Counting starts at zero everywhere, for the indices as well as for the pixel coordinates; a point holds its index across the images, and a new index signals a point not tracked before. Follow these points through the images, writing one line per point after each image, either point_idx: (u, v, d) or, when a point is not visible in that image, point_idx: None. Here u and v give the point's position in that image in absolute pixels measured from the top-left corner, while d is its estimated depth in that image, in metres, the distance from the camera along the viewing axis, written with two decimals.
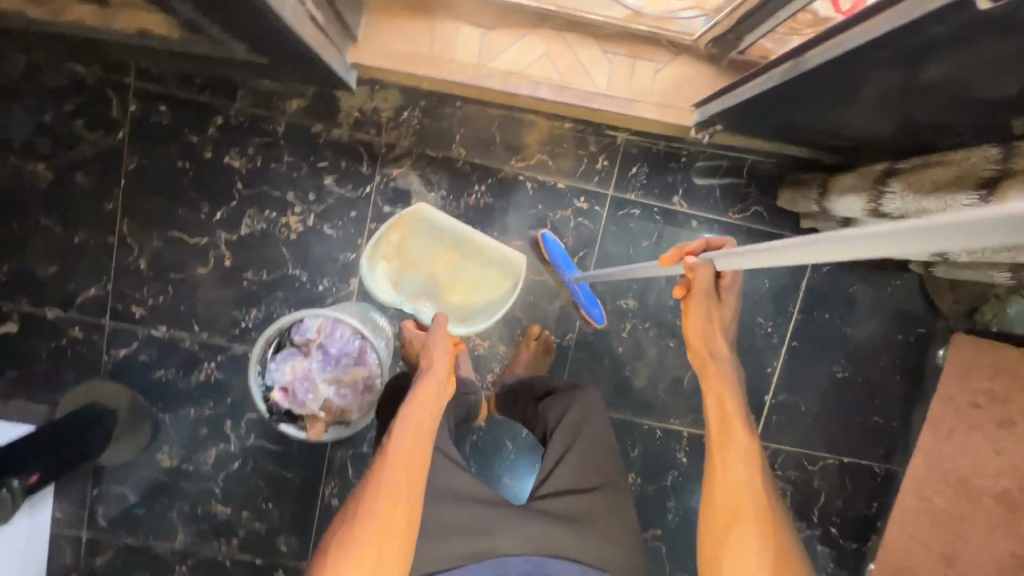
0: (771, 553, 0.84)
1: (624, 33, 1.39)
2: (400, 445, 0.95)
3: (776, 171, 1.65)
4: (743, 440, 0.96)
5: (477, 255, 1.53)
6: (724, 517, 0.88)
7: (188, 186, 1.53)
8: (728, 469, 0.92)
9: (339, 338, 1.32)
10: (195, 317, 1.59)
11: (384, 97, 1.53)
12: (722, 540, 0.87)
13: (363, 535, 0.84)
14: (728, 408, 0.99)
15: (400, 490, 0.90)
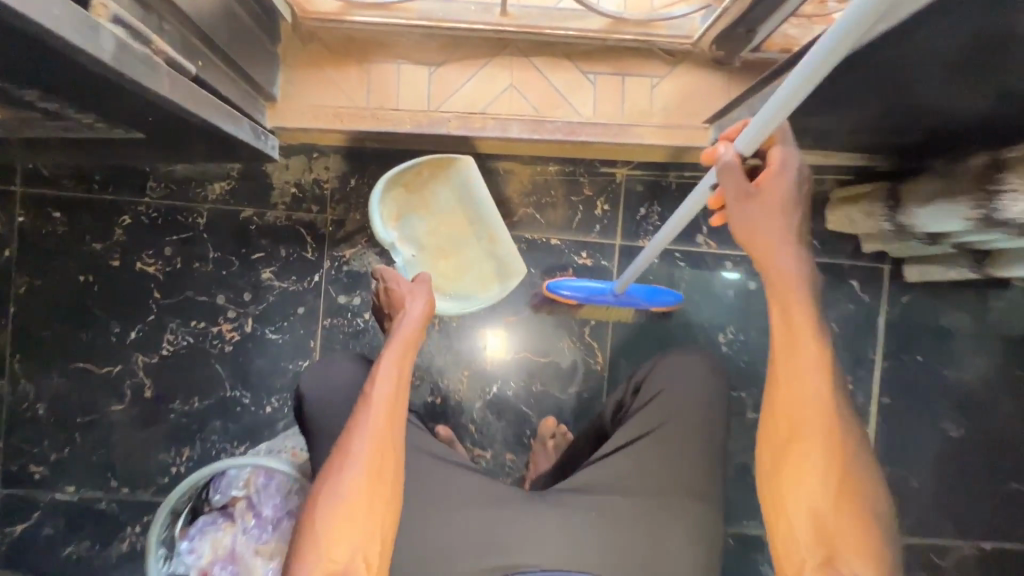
0: (835, 479, 0.74)
1: (604, 49, 1.12)
2: (370, 429, 0.80)
3: (818, 189, 1.32)
4: (814, 346, 0.76)
5: (488, 228, 1.11)
6: (784, 433, 0.76)
7: (94, 305, 1.23)
8: (788, 380, 0.76)
9: (276, 493, 0.94)
10: (110, 469, 1.24)
11: (325, 165, 1.25)
12: (782, 463, 0.76)
13: (336, 535, 0.74)
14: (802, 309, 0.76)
15: (374, 481, 0.77)
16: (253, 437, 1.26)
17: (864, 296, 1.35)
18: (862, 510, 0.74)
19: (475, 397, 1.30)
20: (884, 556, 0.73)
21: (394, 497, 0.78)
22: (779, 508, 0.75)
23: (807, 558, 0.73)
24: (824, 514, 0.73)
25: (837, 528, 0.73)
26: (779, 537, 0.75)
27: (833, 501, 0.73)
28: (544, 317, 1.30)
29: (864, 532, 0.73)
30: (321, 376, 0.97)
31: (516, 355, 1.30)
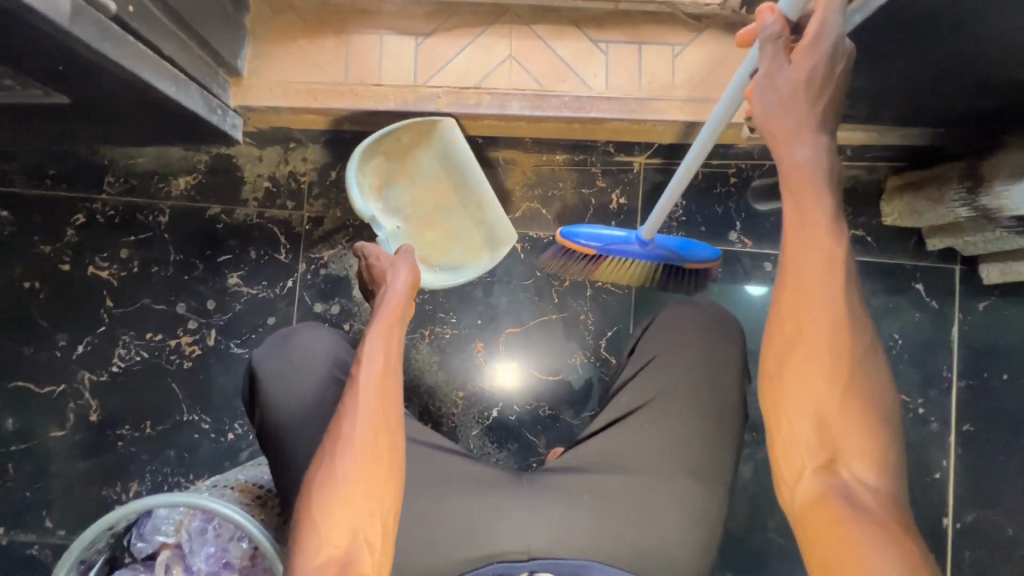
0: (837, 370, 0.53)
1: (616, 15, 0.98)
2: (369, 387, 0.68)
3: (869, 177, 1.14)
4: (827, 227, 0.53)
5: (476, 196, 0.98)
6: (789, 328, 0.54)
7: (39, 315, 1.09)
8: (807, 277, 0.54)
9: (214, 542, 0.75)
10: (45, 507, 1.06)
11: (303, 156, 1.11)
12: (782, 364, 0.54)
13: (339, 517, 0.59)
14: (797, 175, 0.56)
15: (380, 452, 0.64)
16: (211, 470, 1.07)
17: (931, 303, 1.14)
18: (873, 396, 0.53)
19: (472, 423, 1.10)
20: (899, 462, 0.53)
21: (400, 472, 0.65)
22: (773, 415, 0.55)
23: (806, 461, 0.53)
24: (835, 418, 0.52)
25: (846, 428, 0.52)
26: (776, 444, 0.55)
27: (840, 399, 0.52)
28: (553, 327, 1.11)
29: (876, 438, 0.52)
30: (286, 354, 0.83)
31: (520, 373, 1.11)
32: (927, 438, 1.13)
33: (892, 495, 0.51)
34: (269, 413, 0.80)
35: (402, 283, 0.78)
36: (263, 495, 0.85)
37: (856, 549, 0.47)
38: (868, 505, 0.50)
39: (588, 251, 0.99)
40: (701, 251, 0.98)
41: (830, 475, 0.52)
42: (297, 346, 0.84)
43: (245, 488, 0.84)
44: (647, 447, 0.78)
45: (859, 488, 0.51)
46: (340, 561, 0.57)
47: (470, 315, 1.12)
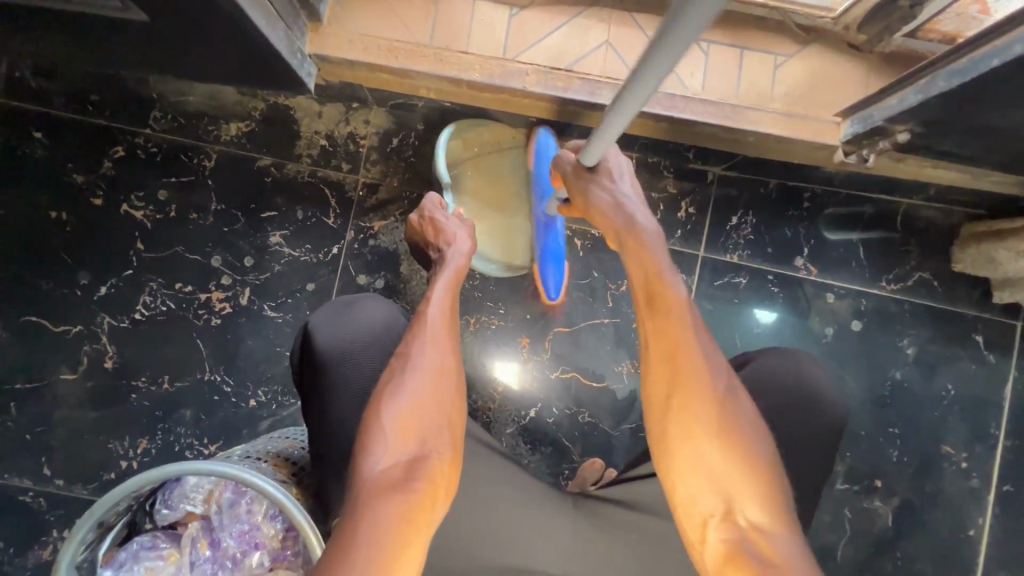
0: (717, 430, 0.58)
1: (723, 14, 0.93)
2: (437, 327, 0.74)
3: (945, 221, 1.10)
4: (676, 300, 0.65)
5: (528, 208, 1.04)
6: (663, 387, 0.61)
7: (63, 249, 1.02)
8: (654, 339, 0.64)
9: (247, 518, 0.70)
10: (46, 453, 0.99)
11: (365, 119, 1.05)
12: (667, 427, 0.60)
13: (409, 423, 0.64)
14: (638, 253, 0.71)
15: (443, 377, 0.69)
16: (228, 436, 1.01)
17: (989, 357, 1.10)
18: (745, 443, 0.58)
19: (507, 421, 1.05)
20: (786, 503, 0.56)
21: (460, 397, 0.69)
22: (670, 485, 0.59)
23: (710, 512, 0.56)
24: (719, 466, 0.57)
25: (730, 477, 0.56)
26: (677, 506, 0.58)
27: (720, 450, 0.57)
28: (603, 333, 1.06)
29: (754, 475, 0.56)
30: (339, 308, 0.81)
31: (563, 375, 1.06)
32: (966, 495, 1.09)
33: (781, 528, 0.54)
34: (323, 375, 0.77)
35: (464, 246, 0.86)
36: (297, 473, 0.80)
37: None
38: (769, 553, 0.52)
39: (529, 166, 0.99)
40: (554, 281, 1.03)
41: (730, 527, 0.55)
42: (348, 302, 0.82)
43: (279, 462, 0.79)
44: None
45: (757, 536, 0.54)
46: (408, 464, 0.61)
47: (519, 308, 1.06)
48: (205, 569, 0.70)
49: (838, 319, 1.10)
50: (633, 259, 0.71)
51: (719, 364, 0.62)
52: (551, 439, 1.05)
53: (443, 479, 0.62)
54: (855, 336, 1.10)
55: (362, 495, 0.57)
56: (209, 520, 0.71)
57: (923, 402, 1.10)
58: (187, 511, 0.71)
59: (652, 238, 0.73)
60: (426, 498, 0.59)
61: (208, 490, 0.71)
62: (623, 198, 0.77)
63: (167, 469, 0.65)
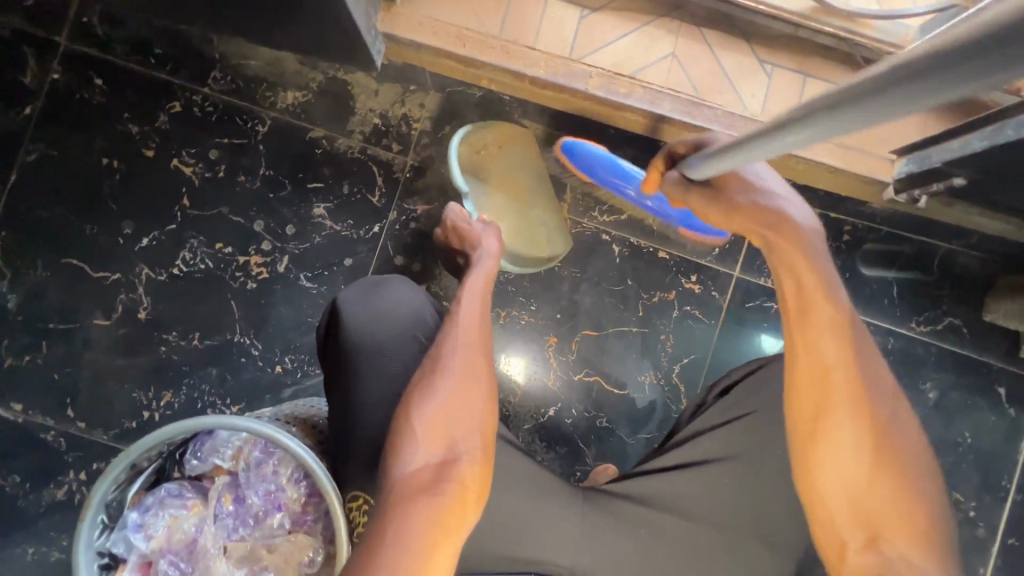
0: (870, 459, 0.59)
1: (790, 39, 0.94)
2: (466, 329, 0.74)
3: (981, 270, 1.10)
4: (830, 311, 0.62)
5: (544, 205, 1.06)
6: (808, 416, 0.61)
7: (110, 196, 1.03)
8: (801, 360, 0.62)
9: (272, 479, 0.73)
10: (72, 395, 1.01)
11: (420, 103, 1.05)
12: (810, 453, 0.61)
13: (438, 425, 0.64)
14: (793, 257, 0.63)
15: (473, 378, 0.69)
16: (250, 399, 1.01)
17: (1009, 410, 1.10)
18: (906, 478, 0.59)
19: (526, 416, 1.05)
20: (935, 530, 0.59)
21: (490, 399, 0.68)
22: (813, 504, 0.62)
23: (849, 537, 0.59)
24: (867, 493, 0.59)
25: (881, 506, 0.58)
26: (818, 528, 0.61)
27: (872, 482, 0.59)
28: (630, 341, 1.07)
29: (908, 506, 0.58)
30: (364, 290, 0.81)
31: (586, 378, 1.06)
32: (971, 544, 1.09)
33: (929, 559, 0.57)
34: (349, 355, 0.77)
35: (493, 248, 0.88)
36: (323, 445, 0.82)
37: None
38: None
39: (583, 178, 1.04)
40: (701, 227, 1.04)
41: (870, 550, 0.58)
42: (376, 282, 0.82)
43: (306, 429, 0.81)
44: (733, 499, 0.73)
45: (901, 563, 0.57)
46: (438, 466, 0.61)
47: (550, 307, 1.07)
48: (225, 524, 0.73)
49: None
50: (789, 266, 0.63)
51: (882, 389, 0.62)
52: (567, 440, 1.05)
53: (475, 483, 0.62)
54: None
55: (393, 498, 0.59)
56: (235, 477, 0.74)
57: (940, 448, 1.10)
58: (215, 465, 0.74)
59: (812, 239, 0.64)
60: (455, 501, 0.59)
61: (234, 449, 0.74)
62: (759, 196, 0.63)
63: (195, 424, 0.66)
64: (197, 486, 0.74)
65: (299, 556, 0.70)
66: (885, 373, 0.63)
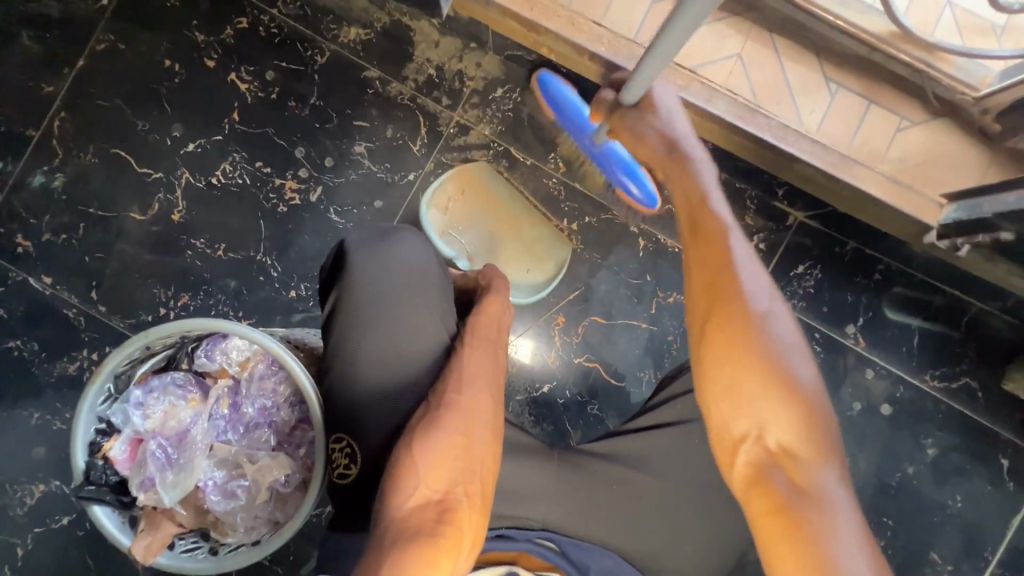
0: (762, 350, 0.55)
1: (862, 61, 0.92)
2: (470, 367, 0.70)
3: (1010, 336, 1.07)
4: (716, 218, 0.62)
5: (529, 219, 1.06)
6: (702, 309, 0.59)
7: (166, 98, 1.06)
8: (695, 261, 0.61)
9: (270, 396, 0.77)
10: (99, 278, 1.05)
11: (477, 62, 1.06)
12: (701, 344, 0.58)
13: (439, 463, 0.60)
14: (680, 176, 0.67)
15: (480, 413, 0.66)
16: (261, 316, 1.04)
17: (1009, 484, 1.06)
18: (789, 366, 0.55)
19: (519, 388, 1.06)
20: (833, 439, 0.54)
21: (494, 438, 0.65)
22: (706, 408, 0.58)
23: (743, 435, 0.55)
24: (757, 394, 0.54)
25: (769, 402, 0.54)
26: (712, 427, 0.58)
27: (762, 370, 0.55)
28: (637, 336, 1.07)
29: (798, 405, 0.54)
30: (379, 272, 0.76)
31: (586, 362, 1.06)
32: None
33: (817, 459, 0.53)
34: (351, 343, 0.74)
35: (498, 280, 0.85)
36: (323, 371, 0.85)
37: (805, 532, 0.49)
38: (798, 481, 0.52)
39: (502, 164, 1.00)
40: (647, 188, 1.01)
41: (761, 452, 0.54)
42: (392, 258, 0.77)
43: (309, 351, 0.84)
44: (708, 497, 0.72)
45: (786, 460, 0.53)
46: (438, 506, 0.58)
47: (565, 286, 1.07)
48: (216, 425, 0.76)
49: (870, 398, 1.07)
50: (678, 182, 0.67)
51: (765, 289, 0.59)
52: (555, 418, 1.05)
53: (472, 528, 0.57)
54: (882, 420, 1.07)
55: (386, 543, 0.55)
56: (236, 384, 0.78)
57: (928, 506, 1.06)
58: (222, 367, 0.78)
59: (698, 158, 0.67)
60: (453, 546, 0.55)
61: (241, 358, 0.78)
62: (664, 124, 0.70)
63: (212, 326, 0.70)
64: (198, 381, 0.77)
65: (273, 474, 0.73)
66: (766, 276, 0.61)
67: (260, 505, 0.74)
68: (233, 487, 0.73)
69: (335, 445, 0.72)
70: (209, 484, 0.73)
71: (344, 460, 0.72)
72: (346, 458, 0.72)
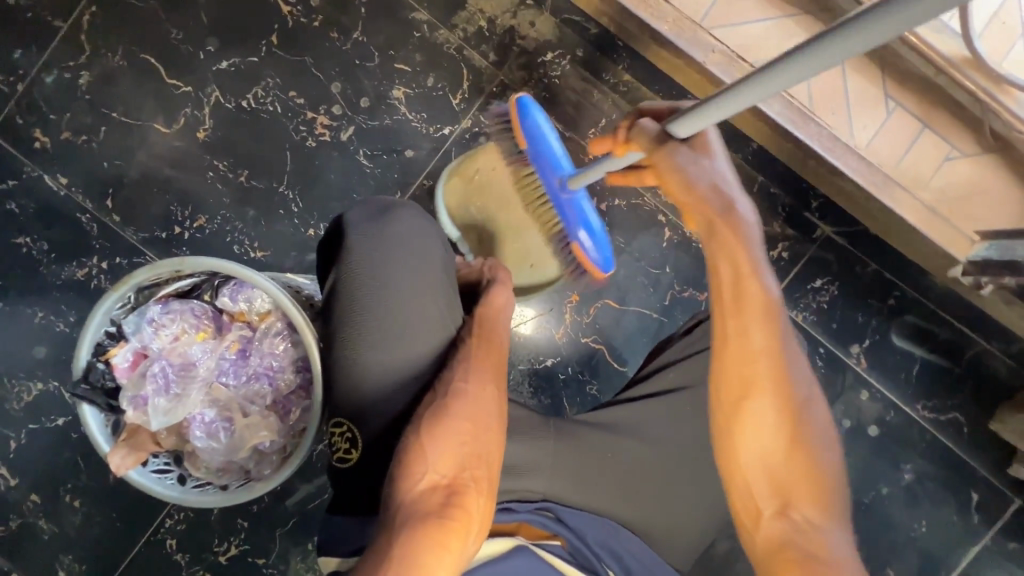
0: (789, 431, 0.56)
1: (927, 82, 0.89)
2: (478, 355, 0.70)
3: (1006, 379, 1.09)
4: (760, 296, 0.56)
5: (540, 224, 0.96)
6: (733, 394, 0.56)
7: (204, 9, 1.02)
8: (744, 330, 0.56)
9: (279, 355, 0.76)
10: (116, 187, 1.03)
11: (531, 21, 1.02)
12: (731, 419, 0.57)
13: (446, 449, 0.62)
14: (729, 245, 0.57)
15: (484, 402, 0.66)
16: (276, 250, 1.03)
17: (974, 518, 1.10)
18: (812, 452, 0.56)
19: (523, 359, 1.06)
20: (840, 499, 0.56)
21: (503, 425, 0.66)
22: (728, 477, 0.57)
23: (765, 507, 0.56)
24: (780, 465, 0.56)
25: (794, 479, 0.55)
26: (732, 494, 0.58)
27: (787, 450, 0.56)
28: (646, 324, 1.07)
29: (818, 485, 0.55)
30: (384, 251, 0.72)
31: (592, 343, 1.07)
32: None
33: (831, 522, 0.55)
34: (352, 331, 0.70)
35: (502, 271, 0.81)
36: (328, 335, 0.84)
37: None
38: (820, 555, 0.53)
39: (522, 146, 0.90)
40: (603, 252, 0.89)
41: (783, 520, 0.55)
42: (397, 238, 0.73)
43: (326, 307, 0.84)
44: (701, 471, 0.76)
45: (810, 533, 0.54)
46: (447, 489, 0.59)
47: None
48: (221, 365, 0.76)
49: (859, 418, 1.09)
50: (723, 249, 0.57)
51: (797, 368, 0.57)
52: (553, 392, 1.06)
53: (482, 510, 0.59)
54: (867, 440, 1.10)
55: (393, 526, 0.56)
56: (251, 332, 0.77)
57: (894, 527, 1.10)
58: (242, 311, 0.77)
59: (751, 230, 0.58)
60: (462, 531, 0.56)
61: (260, 307, 0.77)
62: (717, 176, 0.60)
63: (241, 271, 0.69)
64: (215, 317, 0.77)
65: (259, 435, 0.74)
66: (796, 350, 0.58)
67: (240, 455, 0.74)
68: (217, 429, 0.74)
69: (335, 429, 0.71)
70: (194, 420, 0.74)
71: (344, 444, 0.70)
72: (346, 442, 0.71)
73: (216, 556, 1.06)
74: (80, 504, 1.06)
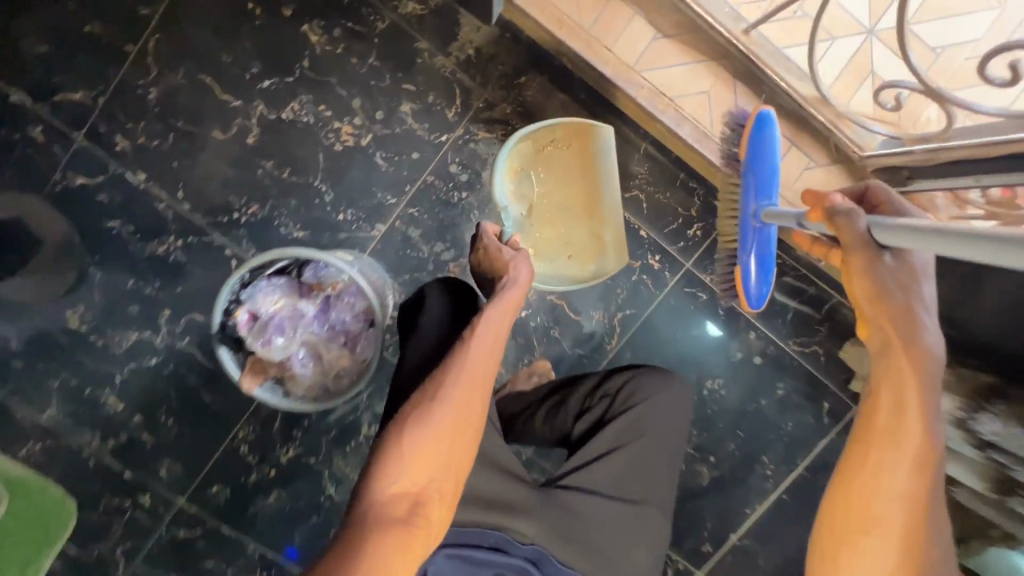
0: (908, 558, 0.65)
1: (793, 112, 1.23)
2: (465, 365, 0.90)
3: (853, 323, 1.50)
4: (919, 442, 0.66)
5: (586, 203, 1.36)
6: (848, 523, 0.68)
7: (248, 37, 1.27)
8: (869, 467, 0.68)
9: (350, 309, 1.11)
10: (184, 181, 1.32)
11: (509, 50, 1.31)
12: (844, 542, 0.68)
13: (421, 457, 0.80)
14: (906, 382, 0.68)
15: (463, 409, 0.86)
16: (314, 230, 1.34)
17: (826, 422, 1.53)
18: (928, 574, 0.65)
19: None
20: None
21: (475, 431, 0.86)
22: None
23: None
24: None
25: None
26: None
27: None
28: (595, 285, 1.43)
29: None
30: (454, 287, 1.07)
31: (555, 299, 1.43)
32: (755, 488, 1.51)
33: None
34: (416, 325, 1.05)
35: (523, 270, 1.06)
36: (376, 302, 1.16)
37: None
38: None
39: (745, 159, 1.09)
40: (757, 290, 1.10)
41: None
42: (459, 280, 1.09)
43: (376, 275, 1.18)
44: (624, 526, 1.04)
45: None
46: (413, 498, 0.78)
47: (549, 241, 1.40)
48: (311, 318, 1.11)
49: (749, 352, 1.50)
50: (901, 396, 0.68)
51: (932, 508, 0.66)
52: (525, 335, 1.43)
53: (438, 516, 0.78)
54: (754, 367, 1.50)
55: (367, 517, 0.75)
56: (328, 296, 1.11)
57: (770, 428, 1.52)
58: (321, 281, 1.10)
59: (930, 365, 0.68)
60: (422, 532, 0.75)
61: (334, 277, 1.10)
62: (912, 297, 0.70)
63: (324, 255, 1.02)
64: (302, 286, 1.10)
65: (341, 362, 1.10)
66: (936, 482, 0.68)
67: (328, 378, 1.10)
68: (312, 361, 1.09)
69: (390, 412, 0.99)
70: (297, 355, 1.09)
71: None
72: None
73: (278, 458, 1.44)
74: (174, 421, 1.41)
